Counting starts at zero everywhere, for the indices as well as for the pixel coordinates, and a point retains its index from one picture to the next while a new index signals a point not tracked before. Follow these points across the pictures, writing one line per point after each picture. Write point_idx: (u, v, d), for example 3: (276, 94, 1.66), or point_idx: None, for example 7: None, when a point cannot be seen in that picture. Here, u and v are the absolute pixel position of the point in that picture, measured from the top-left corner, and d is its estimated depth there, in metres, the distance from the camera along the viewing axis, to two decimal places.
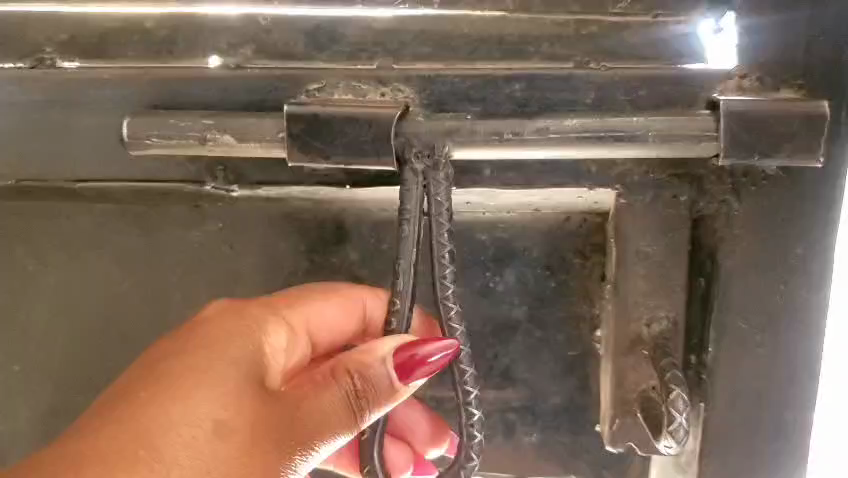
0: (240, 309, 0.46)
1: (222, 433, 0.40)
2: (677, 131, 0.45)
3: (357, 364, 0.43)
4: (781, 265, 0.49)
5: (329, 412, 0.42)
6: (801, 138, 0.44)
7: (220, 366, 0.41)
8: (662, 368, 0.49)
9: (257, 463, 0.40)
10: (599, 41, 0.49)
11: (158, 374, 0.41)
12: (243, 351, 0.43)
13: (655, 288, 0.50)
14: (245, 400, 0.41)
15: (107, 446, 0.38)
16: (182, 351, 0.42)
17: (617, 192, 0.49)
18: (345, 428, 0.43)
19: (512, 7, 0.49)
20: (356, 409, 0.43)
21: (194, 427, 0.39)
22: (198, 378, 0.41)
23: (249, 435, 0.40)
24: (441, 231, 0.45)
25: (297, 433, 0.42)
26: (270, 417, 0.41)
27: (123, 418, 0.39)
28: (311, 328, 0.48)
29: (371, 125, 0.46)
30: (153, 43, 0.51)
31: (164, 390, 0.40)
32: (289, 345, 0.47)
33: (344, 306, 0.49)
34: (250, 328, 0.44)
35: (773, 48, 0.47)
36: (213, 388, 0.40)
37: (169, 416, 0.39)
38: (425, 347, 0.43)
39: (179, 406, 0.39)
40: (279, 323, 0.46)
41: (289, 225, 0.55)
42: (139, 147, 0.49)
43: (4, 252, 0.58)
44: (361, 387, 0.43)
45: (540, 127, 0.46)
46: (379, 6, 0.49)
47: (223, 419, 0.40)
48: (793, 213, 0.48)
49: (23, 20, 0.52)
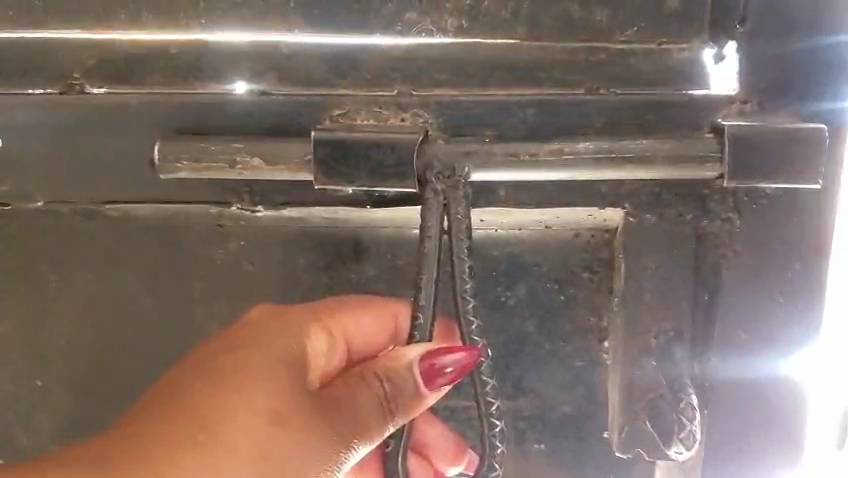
0: (282, 312, 0.48)
1: (275, 430, 0.43)
2: (685, 152, 0.48)
3: (385, 369, 0.45)
4: (778, 280, 0.52)
5: (365, 413, 0.45)
6: (799, 160, 0.47)
7: (273, 363, 0.45)
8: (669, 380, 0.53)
9: (307, 451, 0.43)
10: (607, 67, 0.51)
11: (219, 366, 0.44)
12: (291, 351, 0.46)
13: (662, 301, 0.52)
14: (297, 393, 0.44)
15: (171, 428, 0.41)
16: (237, 347, 0.45)
17: (625, 211, 0.52)
18: (377, 429, 0.45)
19: (524, 35, 0.52)
20: (386, 411, 0.45)
21: (252, 415, 0.43)
22: (250, 378, 0.44)
23: (298, 431, 0.43)
24: (462, 248, 0.47)
25: (336, 432, 0.44)
26: (314, 416, 0.44)
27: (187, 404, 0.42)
28: (350, 333, 0.50)
29: (394, 149, 0.48)
30: (178, 70, 0.53)
31: (225, 381, 0.43)
32: (329, 348, 0.49)
33: (377, 313, 0.50)
34: (291, 333, 0.47)
35: (775, 73, 0.49)
36: (270, 381, 0.44)
37: (229, 404, 0.43)
38: (443, 356, 0.45)
39: (238, 396, 0.43)
40: (320, 327, 0.48)
41: (309, 243, 0.57)
42: (169, 170, 0.51)
43: (26, 269, 0.58)
44: (389, 391, 0.45)
45: (555, 149, 0.49)
46: (396, 35, 0.52)
47: (279, 408, 0.43)
48: (791, 230, 0.51)
49: (52, 46, 0.54)
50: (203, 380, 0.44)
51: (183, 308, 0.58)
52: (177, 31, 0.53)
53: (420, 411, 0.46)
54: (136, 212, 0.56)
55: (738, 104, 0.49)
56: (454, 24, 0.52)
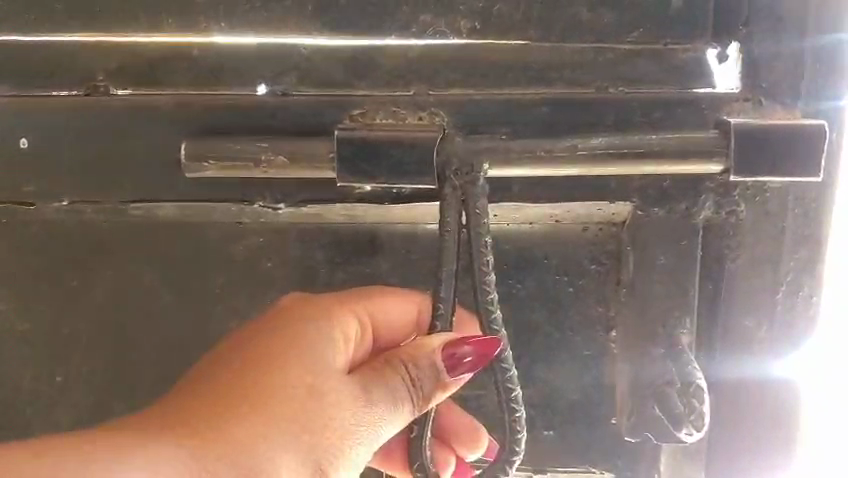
0: (313, 298, 0.50)
1: (303, 420, 0.44)
2: (692, 149, 0.50)
3: (410, 355, 0.46)
4: (779, 270, 0.54)
5: (393, 394, 0.46)
6: (801, 156, 0.49)
7: (307, 343, 0.46)
8: (681, 364, 0.54)
9: (337, 428, 0.44)
10: (616, 67, 0.54)
11: (254, 346, 0.46)
12: (323, 333, 0.47)
13: (671, 291, 0.55)
14: (330, 371, 0.46)
15: (211, 401, 0.43)
16: (271, 328, 0.47)
17: (634, 205, 0.54)
18: (399, 415, 0.46)
19: (535, 37, 0.54)
20: (411, 396, 0.46)
21: (287, 390, 0.44)
22: (286, 359, 0.45)
23: (323, 419, 0.44)
24: (481, 241, 0.49)
25: (359, 420, 0.45)
26: (340, 403, 0.45)
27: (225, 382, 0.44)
28: (376, 320, 0.51)
29: (414, 146, 0.50)
30: (200, 71, 0.55)
31: (261, 360, 0.45)
32: (360, 334, 0.50)
33: (400, 300, 0.52)
34: (320, 321, 0.48)
35: (777, 73, 0.52)
36: (303, 359, 0.46)
37: (264, 381, 0.44)
38: (464, 343, 0.46)
39: (273, 372, 0.44)
40: (351, 313, 0.50)
41: (325, 239, 0.59)
42: (196, 169, 0.52)
43: (50, 268, 0.60)
44: (415, 375, 0.46)
45: (569, 145, 0.51)
46: (410, 37, 0.54)
47: (312, 383, 0.45)
48: (793, 221, 0.53)
49: (75, 50, 0.55)
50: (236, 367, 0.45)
51: (204, 302, 0.60)
52: (197, 34, 0.55)
53: (444, 396, 0.47)
54: (156, 214, 0.57)
55: (740, 101, 0.52)
56: (467, 26, 0.54)
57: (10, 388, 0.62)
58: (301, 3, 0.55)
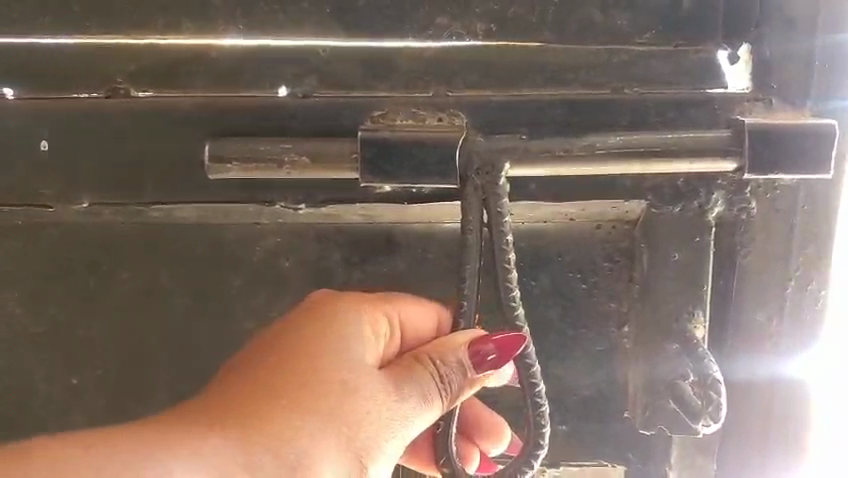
0: (342, 295, 0.50)
1: (338, 412, 0.44)
2: (706, 150, 0.51)
3: (438, 352, 0.47)
4: (789, 265, 0.55)
5: (423, 388, 0.46)
6: (813, 154, 0.51)
7: (338, 339, 0.47)
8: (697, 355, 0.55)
9: (369, 422, 0.45)
10: (630, 68, 0.55)
11: (287, 342, 0.47)
12: (354, 329, 0.48)
13: (685, 288, 0.56)
14: (361, 366, 0.46)
15: (245, 397, 0.44)
16: (303, 324, 0.47)
17: (649, 204, 0.55)
18: (430, 410, 0.46)
19: (550, 39, 0.55)
20: (439, 392, 0.46)
21: (319, 385, 0.45)
22: (318, 354, 0.46)
23: (358, 412, 0.45)
24: (503, 239, 0.50)
25: (393, 414, 0.46)
26: (373, 397, 0.45)
27: (259, 378, 0.45)
28: (404, 321, 0.51)
29: (437, 146, 0.51)
30: (219, 74, 0.55)
31: (294, 356, 0.46)
32: (390, 331, 0.50)
33: (424, 304, 0.53)
34: (351, 317, 0.49)
35: (787, 74, 0.53)
36: (335, 354, 0.46)
37: (297, 376, 0.45)
38: (489, 341, 0.47)
39: (306, 367, 0.45)
40: (381, 310, 0.50)
41: (342, 239, 0.59)
42: (218, 171, 0.52)
43: (65, 271, 0.60)
44: (443, 372, 0.47)
45: (588, 144, 0.52)
46: (428, 39, 0.55)
47: (344, 378, 0.45)
48: (803, 218, 0.55)
49: (93, 51, 0.55)
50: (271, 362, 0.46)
51: (222, 303, 0.60)
52: (209, 37, 0.55)
53: (471, 392, 0.48)
54: (175, 216, 0.58)
55: (750, 101, 0.53)
56: (483, 28, 0.55)
57: (22, 394, 0.61)
58: (319, 5, 0.55)
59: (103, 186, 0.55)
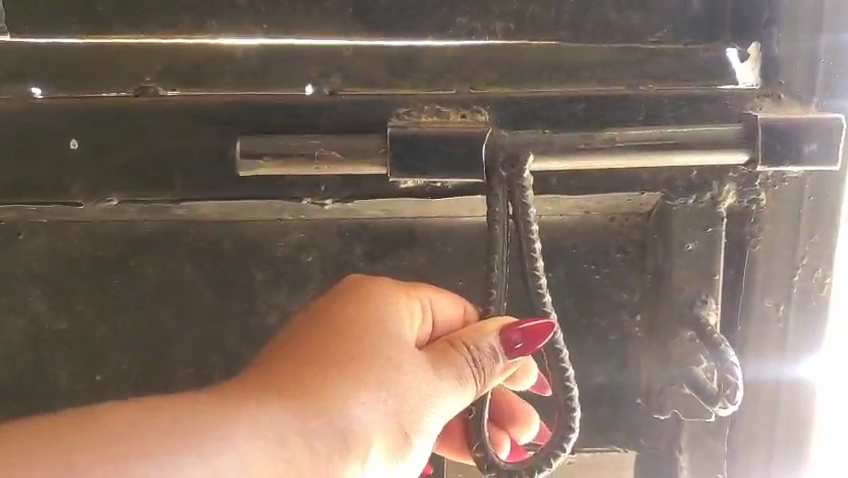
0: (374, 280, 0.51)
1: (379, 394, 0.46)
2: (719, 142, 0.53)
3: (470, 338, 0.49)
4: (798, 253, 0.58)
5: (456, 369, 0.48)
6: (823, 146, 0.53)
7: (374, 322, 0.48)
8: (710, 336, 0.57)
9: (406, 401, 0.47)
10: (643, 66, 0.57)
11: (323, 326, 0.48)
12: (389, 312, 0.49)
13: (699, 277, 0.58)
14: (397, 347, 0.48)
15: (288, 378, 0.45)
16: (338, 308, 0.49)
17: (661, 195, 0.57)
18: (463, 393, 0.48)
19: (565, 37, 0.57)
20: (473, 376, 0.48)
21: (359, 366, 0.46)
22: (354, 337, 0.47)
23: (397, 394, 0.46)
24: (529, 229, 0.51)
25: (429, 395, 0.47)
26: (411, 380, 0.47)
27: (300, 361, 0.46)
28: (433, 307, 0.52)
29: (465, 144, 0.52)
30: (246, 72, 0.56)
31: (331, 339, 0.47)
32: (421, 316, 0.51)
33: (450, 297, 0.53)
34: (387, 300, 0.50)
35: (794, 70, 0.56)
36: (371, 336, 0.47)
37: (336, 360, 0.46)
38: (519, 327, 0.49)
39: (344, 349, 0.46)
40: (411, 297, 0.51)
41: (364, 234, 0.61)
42: (250, 167, 0.53)
43: (91, 269, 0.61)
44: (476, 356, 0.48)
45: (608, 137, 0.54)
46: (447, 38, 0.57)
47: (382, 359, 0.47)
48: (810, 207, 0.57)
49: (120, 51, 0.56)
50: (311, 343, 0.47)
51: (246, 297, 0.62)
52: (236, 36, 0.56)
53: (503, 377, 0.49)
54: (202, 217, 0.59)
55: (759, 97, 0.56)
56: (502, 27, 0.57)
57: (48, 389, 0.62)
58: (342, 5, 0.56)
59: (129, 185, 0.55)
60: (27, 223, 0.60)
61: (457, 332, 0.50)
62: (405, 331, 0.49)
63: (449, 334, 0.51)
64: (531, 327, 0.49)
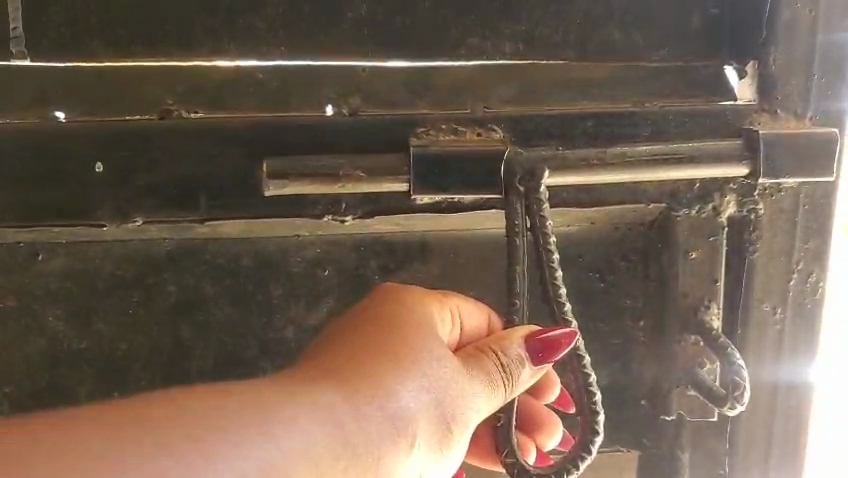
0: (407, 289, 0.53)
1: (421, 398, 0.47)
2: (723, 155, 0.56)
3: (498, 344, 0.51)
4: (795, 258, 0.61)
5: (486, 373, 0.50)
6: (820, 159, 0.57)
7: (415, 328, 0.49)
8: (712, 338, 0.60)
9: (440, 405, 0.48)
10: (646, 83, 0.60)
11: (366, 331, 0.49)
12: (426, 318, 0.51)
13: (702, 281, 0.62)
14: (436, 351, 0.49)
15: (333, 378, 0.46)
16: (378, 314, 0.50)
17: (664, 206, 0.60)
18: (492, 398, 0.50)
19: (573, 57, 0.59)
20: (502, 382, 0.51)
21: (400, 369, 0.47)
22: (396, 342, 0.48)
23: (435, 398, 0.48)
24: (547, 241, 0.53)
25: (463, 400, 0.49)
26: (449, 384, 0.49)
27: (343, 363, 0.47)
28: (461, 316, 0.54)
29: (485, 160, 0.55)
30: (269, 94, 0.59)
31: (375, 343, 0.48)
32: (452, 323, 0.53)
33: (477, 305, 0.55)
34: (421, 307, 0.51)
35: (790, 87, 0.59)
36: (412, 340, 0.49)
37: (379, 363, 0.47)
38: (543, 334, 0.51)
39: (386, 354, 0.48)
40: (445, 306, 0.53)
41: (378, 247, 0.63)
42: (277, 186, 0.55)
43: (110, 288, 0.62)
44: (505, 362, 0.51)
45: (620, 151, 0.57)
46: (461, 58, 0.59)
47: (421, 363, 0.48)
48: (806, 216, 0.60)
49: (141, 75, 0.57)
50: (354, 346, 0.48)
51: (263, 311, 0.63)
52: (258, 58, 0.58)
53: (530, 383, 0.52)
54: (221, 235, 0.61)
55: (758, 112, 0.59)
56: (512, 48, 0.59)
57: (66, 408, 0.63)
58: (358, 27, 0.58)
59: (154, 205, 0.56)
60: (45, 243, 0.60)
61: (487, 339, 0.52)
62: (441, 337, 0.51)
63: (477, 341, 0.53)
64: (556, 334, 0.51)
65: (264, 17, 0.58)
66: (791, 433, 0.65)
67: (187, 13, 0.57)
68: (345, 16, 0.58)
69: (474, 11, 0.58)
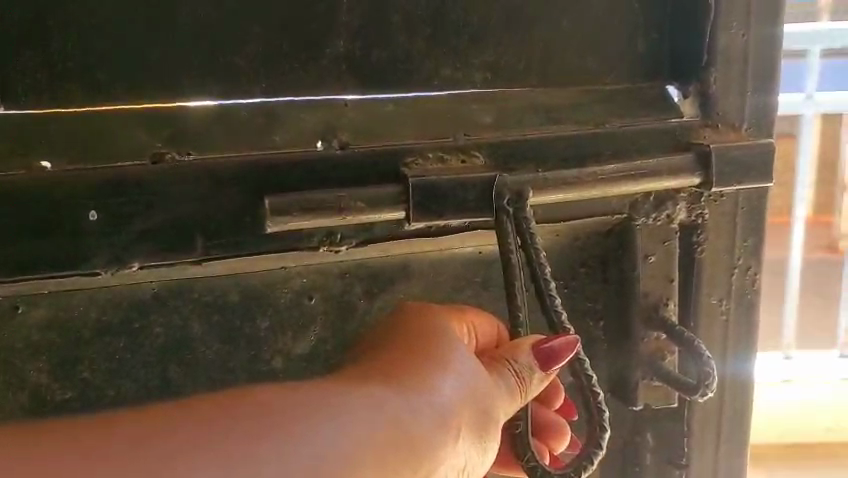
0: (428, 309, 0.58)
1: (458, 398, 0.52)
2: (678, 168, 0.63)
3: (510, 352, 0.55)
4: (737, 253, 0.69)
5: (504, 380, 0.55)
6: (761, 167, 0.64)
7: (444, 340, 0.55)
8: (677, 332, 0.65)
9: (478, 405, 0.53)
10: (604, 104, 0.65)
11: (404, 348, 0.54)
12: (450, 330, 0.56)
13: (660, 279, 0.67)
14: (465, 357, 0.55)
15: (378, 384, 0.51)
16: (409, 334, 0.56)
17: (626, 216, 0.66)
18: (511, 404, 0.55)
19: (536, 83, 0.64)
20: (518, 388, 0.55)
21: (436, 376, 0.53)
22: (428, 353, 0.54)
23: (466, 406, 0.53)
24: (540, 256, 0.57)
25: (492, 408, 0.53)
26: (478, 393, 0.53)
27: (386, 374, 0.52)
28: (477, 330, 0.59)
29: (475, 187, 0.59)
30: (251, 131, 0.59)
31: (413, 356, 0.54)
32: (471, 336, 0.58)
33: (488, 320, 0.60)
34: (444, 322, 0.57)
35: (729, 102, 0.66)
36: (443, 350, 0.54)
37: (418, 372, 0.53)
38: (547, 342, 0.55)
39: (426, 363, 0.53)
40: (462, 321, 0.58)
41: (362, 272, 0.65)
42: (279, 223, 0.56)
43: (96, 336, 0.60)
44: (518, 370, 0.55)
45: (592, 172, 0.61)
46: (434, 89, 0.63)
47: (454, 369, 0.54)
48: (744, 216, 0.68)
49: (124, 120, 0.57)
50: (391, 359, 0.54)
51: (251, 344, 0.64)
52: (240, 96, 0.59)
53: (541, 387, 0.56)
54: (209, 273, 0.61)
55: (701, 128, 0.65)
56: (481, 76, 0.63)
57: None
58: (336, 62, 0.60)
59: (154, 249, 0.56)
60: (26, 296, 0.58)
61: (499, 349, 0.57)
62: (465, 346, 0.56)
63: (492, 351, 0.57)
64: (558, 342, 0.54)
65: (245, 54, 0.59)
66: (739, 409, 0.73)
67: (169, 53, 0.57)
68: (323, 52, 0.60)
69: (445, 42, 0.62)
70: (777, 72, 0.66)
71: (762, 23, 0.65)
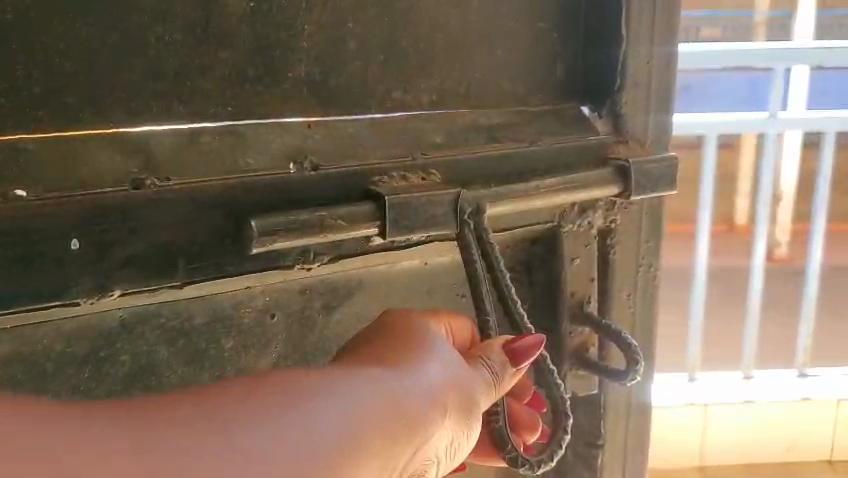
0: (408, 312, 0.63)
1: (443, 382, 0.56)
2: (603, 180, 0.70)
3: (483, 350, 0.60)
4: (642, 254, 0.78)
5: (480, 375, 0.59)
6: (667, 177, 0.74)
7: (424, 334, 0.60)
8: (601, 325, 0.74)
9: (460, 389, 0.57)
10: (536, 124, 0.72)
11: (388, 341, 0.59)
12: (428, 327, 0.61)
13: (580, 278, 0.76)
14: (444, 348, 0.59)
15: (374, 368, 0.54)
16: (392, 331, 0.60)
17: (554, 224, 0.72)
18: (487, 396, 0.59)
19: (475, 105, 0.70)
20: (492, 382, 0.60)
21: (421, 361, 0.57)
22: (412, 345, 0.58)
23: (452, 391, 0.57)
24: (499, 266, 0.63)
25: (472, 393, 0.58)
26: (460, 378, 0.58)
27: (376, 359, 0.56)
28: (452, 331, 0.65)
29: (443, 202, 0.63)
30: (217, 153, 0.59)
31: (398, 346, 0.58)
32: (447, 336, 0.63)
33: (461, 321, 0.65)
34: (421, 321, 0.61)
35: (636, 122, 0.75)
36: (425, 342, 0.59)
37: (405, 357, 0.57)
38: (518, 340, 0.61)
39: (410, 352, 0.58)
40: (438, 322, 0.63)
41: (321, 288, 0.67)
42: (266, 241, 0.58)
43: (61, 368, 0.58)
44: (492, 366, 0.60)
45: (535, 186, 0.68)
46: (387, 110, 0.66)
47: (437, 357, 0.58)
48: (648, 221, 0.77)
49: (87, 144, 0.56)
50: (377, 349, 0.58)
51: (215, 365, 0.64)
52: (206, 119, 0.60)
53: (510, 382, 0.61)
54: (179, 297, 0.60)
55: (615, 144, 0.74)
56: (428, 99, 0.68)
57: None
58: (298, 85, 0.62)
59: (135, 274, 0.56)
60: None
61: (472, 350, 0.61)
62: (443, 338, 0.61)
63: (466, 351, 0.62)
64: (528, 342, 0.61)
65: (212, 78, 0.59)
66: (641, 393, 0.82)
67: (137, 79, 0.57)
68: (285, 75, 0.62)
69: (397, 68, 0.66)
70: (673, 98, 0.77)
71: (662, 56, 0.75)
